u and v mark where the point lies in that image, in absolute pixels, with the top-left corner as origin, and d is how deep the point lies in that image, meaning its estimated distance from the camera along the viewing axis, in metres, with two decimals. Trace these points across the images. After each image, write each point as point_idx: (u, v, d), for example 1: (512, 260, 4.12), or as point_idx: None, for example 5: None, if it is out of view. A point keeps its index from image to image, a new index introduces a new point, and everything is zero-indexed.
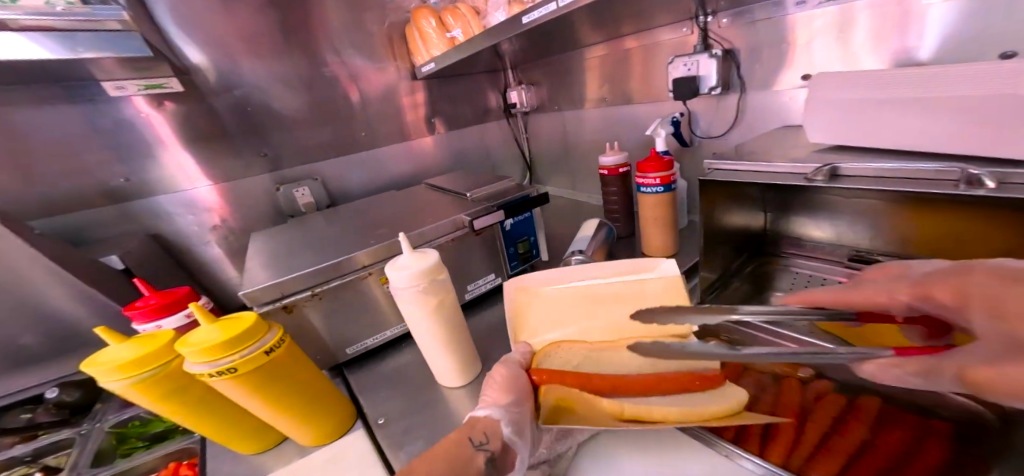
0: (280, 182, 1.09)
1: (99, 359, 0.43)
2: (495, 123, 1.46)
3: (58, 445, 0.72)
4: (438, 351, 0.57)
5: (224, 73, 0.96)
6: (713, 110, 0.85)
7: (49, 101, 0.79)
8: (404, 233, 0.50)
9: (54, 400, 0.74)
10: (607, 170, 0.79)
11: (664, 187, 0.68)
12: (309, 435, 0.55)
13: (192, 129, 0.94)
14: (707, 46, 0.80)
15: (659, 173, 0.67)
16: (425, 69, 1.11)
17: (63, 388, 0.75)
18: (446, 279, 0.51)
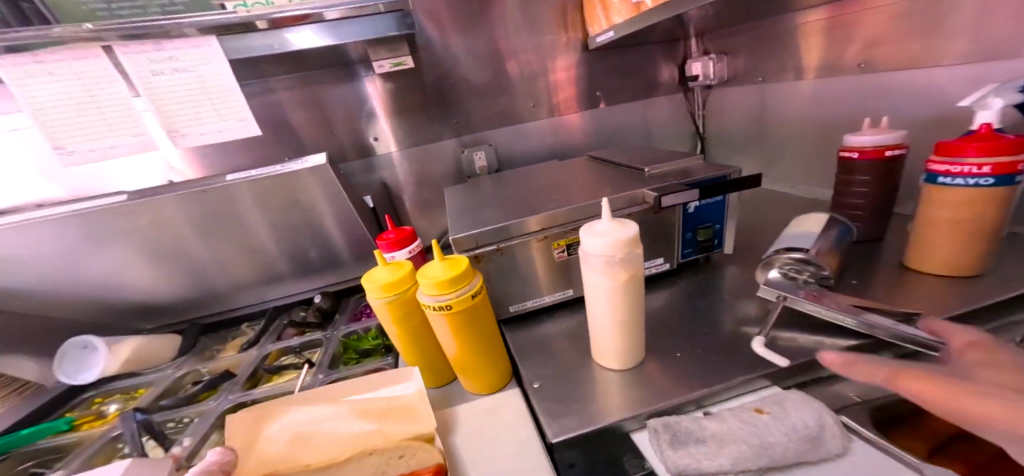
0: (463, 145, 1.24)
1: (371, 275, 0.57)
2: (665, 99, 1.31)
3: (311, 342, 0.95)
4: (609, 329, 0.56)
5: (434, 51, 1.13)
6: None
7: (333, 78, 1.08)
8: (603, 200, 0.50)
9: (318, 305, 1.05)
10: (859, 152, 0.69)
11: (996, 180, 0.51)
12: (474, 380, 0.62)
13: (408, 99, 1.15)
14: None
15: (989, 159, 0.50)
16: (599, 40, 1.07)
17: (323, 298, 1.06)
18: (637, 255, 0.49)
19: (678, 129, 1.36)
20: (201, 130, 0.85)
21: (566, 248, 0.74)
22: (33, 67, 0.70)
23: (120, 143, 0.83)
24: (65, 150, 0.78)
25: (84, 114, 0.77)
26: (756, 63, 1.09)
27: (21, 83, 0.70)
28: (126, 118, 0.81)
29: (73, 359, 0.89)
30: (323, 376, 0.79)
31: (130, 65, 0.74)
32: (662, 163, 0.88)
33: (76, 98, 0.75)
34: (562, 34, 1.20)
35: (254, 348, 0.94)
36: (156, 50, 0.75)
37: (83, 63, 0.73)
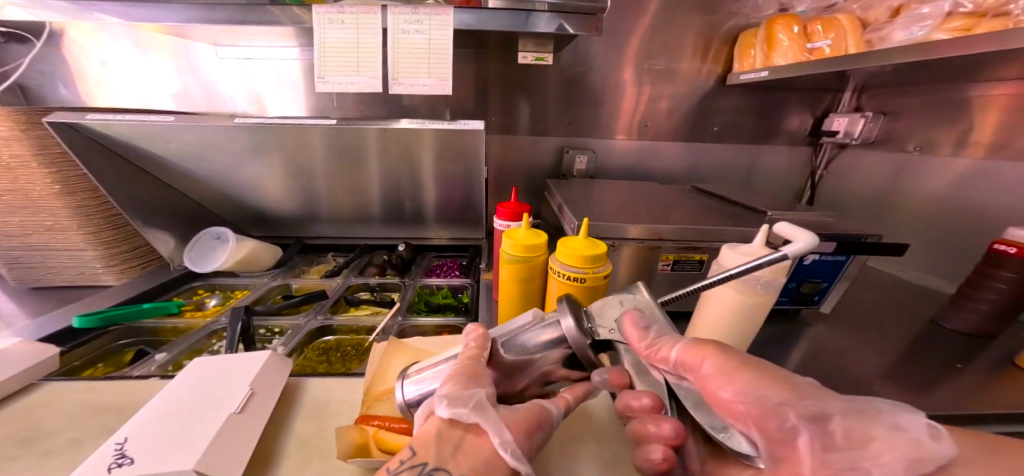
0: (568, 146, 1.28)
1: (513, 234, 0.58)
2: (784, 148, 1.26)
3: (387, 285, 1.03)
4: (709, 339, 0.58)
5: (577, 52, 1.17)
6: None
7: (477, 58, 1.17)
8: (761, 226, 0.54)
9: (400, 253, 1.13)
10: (1019, 248, 0.63)
11: None
12: None
13: (532, 89, 1.21)
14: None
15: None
16: (746, 77, 1.05)
17: (406, 248, 1.13)
18: (776, 283, 0.52)
19: (783, 181, 1.31)
20: (413, 82, 0.84)
21: (671, 262, 0.75)
22: (333, 16, 0.76)
23: (357, 81, 0.83)
24: (323, 80, 0.82)
25: (345, 54, 0.80)
26: (916, 130, 1.01)
27: (321, 24, 0.76)
28: (373, 63, 0.81)
29: (206, 247, 1.04)
30: (401, 319, 0.87)
31: (394, 21, 0.77)
32: (783, 212, 0.85)
33: (348, 40, 0.78)
34: (699, 63, 1.19)
35: (338, 279, 1.04)
36: (412, 12, 0.76)
37: (364, 17, 0.76)
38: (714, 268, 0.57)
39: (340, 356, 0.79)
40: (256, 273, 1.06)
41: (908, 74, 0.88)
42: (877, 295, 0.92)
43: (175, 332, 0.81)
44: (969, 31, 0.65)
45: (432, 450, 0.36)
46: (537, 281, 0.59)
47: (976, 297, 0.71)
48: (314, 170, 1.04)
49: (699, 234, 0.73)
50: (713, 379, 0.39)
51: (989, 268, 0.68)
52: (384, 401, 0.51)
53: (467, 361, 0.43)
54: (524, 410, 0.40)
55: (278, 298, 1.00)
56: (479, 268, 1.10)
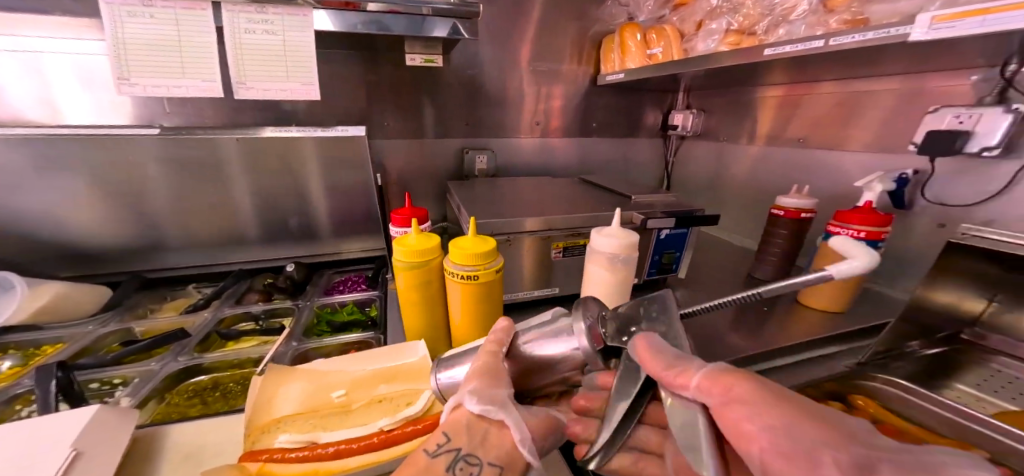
0: (466, 147, 1.30)
1: (403, 240, 0.57)
2: (646, 141, 1.49)
3: (276, 310, 0.93)
4: None
5: (464, 54, 1.19)
6: (962, 173, 0.76)
7: (357, 58, 1.11)
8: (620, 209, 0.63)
9: (287, 273, 1.01)
10: (784, 211, 0.87)
11: (865, 243, 0.71)
12: None
13: (422, 90, 1.20)
14: (1002, 99, 0.69)
15: (865, 227, 0.70)
16: (612, 78, 1.20)
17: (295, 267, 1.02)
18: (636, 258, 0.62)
19: (650, 169, 1.55)
20: (266, 86, 0.80)
21: (562, 249, 0.83)
22: (140, 9, 0.68)
23: (185, 85, 0.76)
24: (128, 81, 0.72)
25: (165, 53, 0.72)
26: (730, 122, 1.28)
27: (117, 17, 0.67)
28: (207, 65, 0.76)
29: None
30: (296, 343, 0.80)
31: (229, 20, 0.72)
32: (646, 195, 1.01)
33: (168, 38, 0.71)
34: (576, 66, 1.33)
35: (207, 311, 0.90)
36: (257, 11, 0.72)
37: (186, 14, 0.70)
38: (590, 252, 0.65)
39: (221, 395, 0.70)
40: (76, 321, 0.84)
41: (714, 76, 1.10)
42: (721, 257, 1.16)
43: None
44: (738, 44, 0.86)
45: (463, 440, 0.38)
46: (435, 285, 0.60)
47: (769, 251, 0.94)
48: (143, 180, 0.91)
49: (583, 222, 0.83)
50: (732, 408, 0.35)
51: (772, 227, 0.92)
52: (273, 430, 0.47)
53: (494, 358, 0.44)
54: (540, 413, 0.43)
55: (115, 346, 0.82)
56: (387, 279, 1.06)
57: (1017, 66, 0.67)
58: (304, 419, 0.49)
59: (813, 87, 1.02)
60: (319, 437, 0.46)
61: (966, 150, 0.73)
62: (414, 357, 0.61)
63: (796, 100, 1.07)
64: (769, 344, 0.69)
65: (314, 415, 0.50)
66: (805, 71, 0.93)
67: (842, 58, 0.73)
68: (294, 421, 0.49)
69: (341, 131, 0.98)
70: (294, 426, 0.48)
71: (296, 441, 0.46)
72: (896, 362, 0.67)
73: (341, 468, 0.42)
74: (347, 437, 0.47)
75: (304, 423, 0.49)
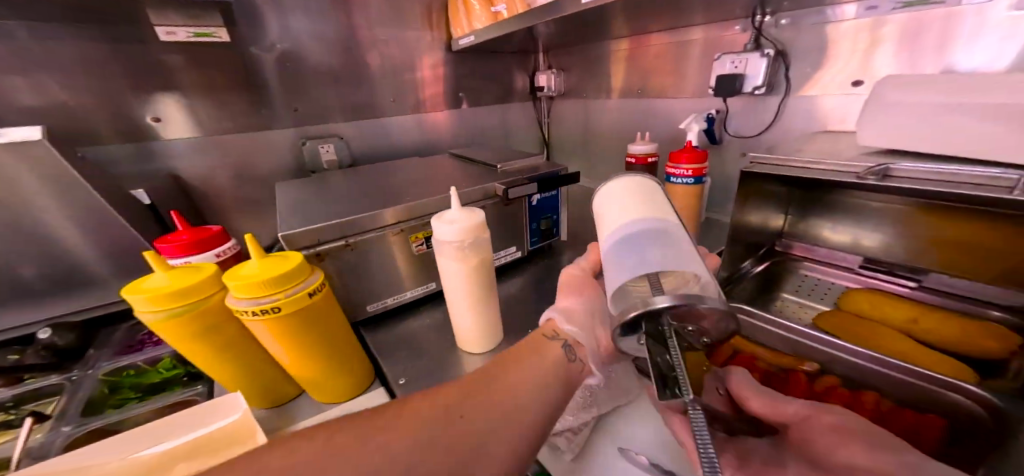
0: (306, 137, 1.08)
1: (142, 285, 0.41)
2: (518, 105, 1.44)
3: (35, 391, 0.66)
4: (464, 308, 0.60)
5: (269, 20, 0.95)
6: (750, 111, 0.88)
7: (97, 30, 0.79)
8: (453, 189, 0.54)
9: (44, 341, 0.69)
10: (635, 159, 0.90)
11: (693, 180, 0.76)
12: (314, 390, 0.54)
13: (223, 73, 0.93)
14: (757, 46, 0.80)
15: (691, 165, 0.75)
16: (462, 42, 1.12)
17: (53, 330, 0.70)
18: (485, 239, 0.56)
19: (529, 135, 1.52)
20: None
21: (425, 240, 0.71)
22: None
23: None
24: None
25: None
26: (588, 79, 1.29)
27: None
28: None
29: None
30: (69, 430, 0.58)
31: None
32: (514, 161, 0.97)
33: None
34: (426, 31, 1.18)
35: None
36: None
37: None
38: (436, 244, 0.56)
39: None
40: None
41: (558, 32, 1.08)
42: None
43: None
44: None
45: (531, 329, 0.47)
46: (230, 327, 0.46)
47: None
48: None
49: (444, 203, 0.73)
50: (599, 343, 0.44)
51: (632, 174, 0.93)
52: None
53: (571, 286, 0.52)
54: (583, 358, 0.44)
55: None
56: None
57: (761, 16, 0.77)
58: None
59: (647, 38, 1.05)
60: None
61: (745, 88, 0.84)
62: (236, 413, 0.48)
63: (633, 55, 1.11)
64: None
65: None
66: (633, 22, 0.95)
67: (654, 6, 0.74)
68: None
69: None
70: None
71: None
72: (740, 283, 0.74)
73: None
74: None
75: None
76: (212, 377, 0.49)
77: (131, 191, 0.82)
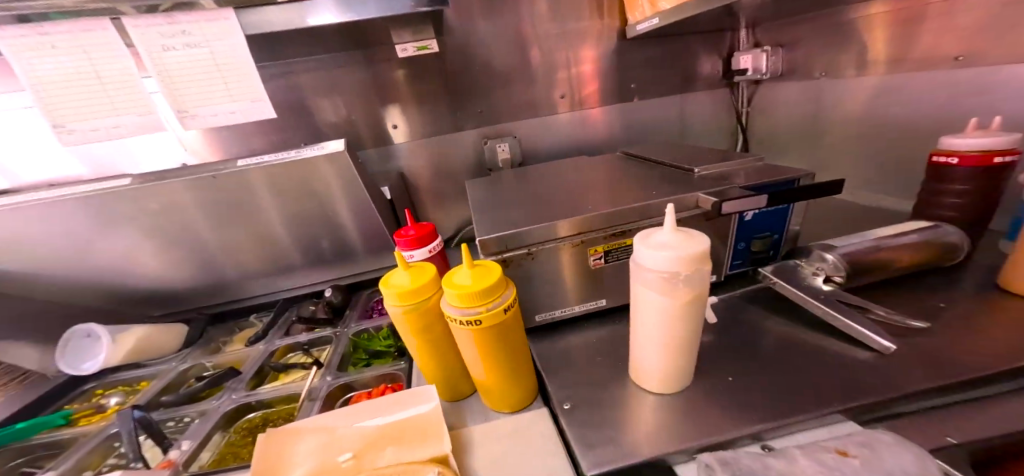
0: (487, 136, 1.16)
1: (390, 280, 0.47)
2: (707, 93, 1.21)
3: (318, 340, 0.93)
4: (656, 353, 0.47)
5: (465, 33, 1.05)
6: None
7: (355, 60, 1.02)
8: (670, 204, 0.40)
9: (328, 299, 1.02)
10: (958, 158, 0.60)
11: None
12: (491, 397, 0.54)
13: (425, 84, 1.08)
14: None
15: None
16: (639, 29, 0.98)
17: (332, 292, 1.02)
18: (707, 275, 0.40)
19: (716, 126, 1.26)
20: (212, 111, 0.75)
21: (603, 254, 0.63)
22: (39, 41, 0.62)
23: (125, 122, 0.73)
24: (66, 128, 0.69)
25: (83, 86, 0.67)
26: (821, 49, 0.96)
27: (18, 55, 0.61)
28: (132, 98, 0.72)
29: (78, 348, 0.90)
30: (331, 378, 0.77)
31: (140, 40, 0.65)
32: (714, 164, 0.78)
33: (90, 72, 0.67)
34: (599, 21, 1.09)
35: (260, 344, 0.94)
36: (164, 23, 0.65)
37: (86, 36, 0.64)
38: (631, 265, 0.43)
39: None
40: (163, 357, 0.95)
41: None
42: (832, 227, 0.87)
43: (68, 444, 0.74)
44: None
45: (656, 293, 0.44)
46: (439, 326, 0.50)
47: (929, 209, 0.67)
48: None
49: (636, 215, 0.61)
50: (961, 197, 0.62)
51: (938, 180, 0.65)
52: None
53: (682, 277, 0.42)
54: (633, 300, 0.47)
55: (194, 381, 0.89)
56: None
57: None
58: None
59: None
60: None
61: None
62: (428, 403, 0.52)
63: (916, 10, 0.75)
64: (896, 373, 0.49)
65: None
66: None
67: None
68: None
69: (316, 148, 0.86)
70: None
71: None
72: None
73: None
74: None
75: None
76: (418, 362, 0.55)
77: (381, 190, 1.05)
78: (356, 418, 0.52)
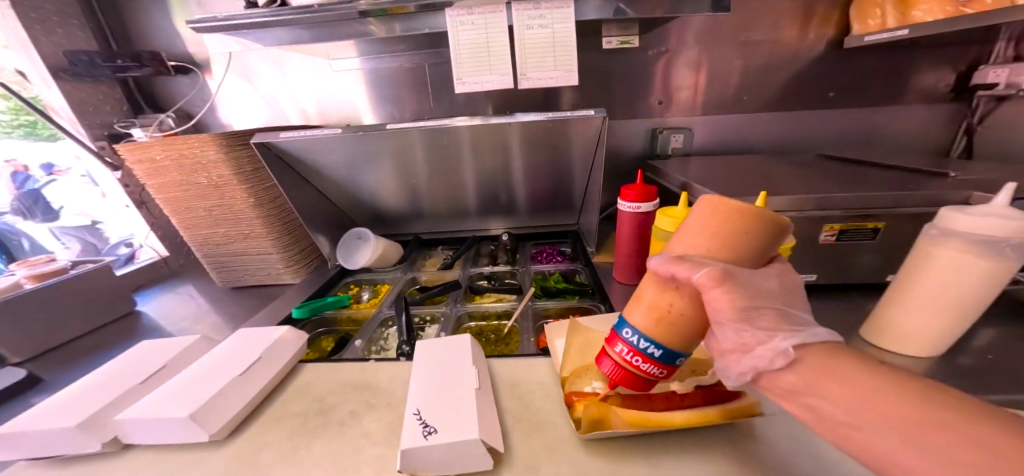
0: (660, 127, 1.25)
1: (671, 213, 0.61)
2: (913, 107, 1.15)
3: (502, 273, 1.12)
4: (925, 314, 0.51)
5: (670, 32, 1.14)
6: None
7: None
8: (1008, 181, 0.44)
9: (507, 243, 1.21)
10: None
11: None
12: None
13: (618, 73, 1.20)
14: None
15: None
16: (867, 40, 0.98)
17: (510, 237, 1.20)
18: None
19: (914, 141, 1.19)
20: (540, 75, 0.81)
21: (838, 233, 0.66)
22: (467, 19, 0.73)
23: (489, 79, 0.81)
24: (461, 81, 0.81)
25: (479, 53, 0.78)
26: None
27: (454, 28, 0.74)
28: (504, 60, 0.79)
29: (352, 246, 1.15)
30: (532, 303, 0.94)
31: (516, 17, 0.73)
32: (960, 170, 0.72)
33: (479, 42, 0.76)
34: (801, 28, 1.11)
35: (456, 271, 1.14)
36: (534, 8, 0.72)
37: (491, 17, 0.73)
38: (932, 233, 0.49)
39: (486, 341, 0.88)
40: (386, 267, 1.15)
41: None
42: None
43: (353, 322, 0.94)
44: None
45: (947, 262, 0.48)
46: None
47: None
48: None
49: (880, 202, 0.63)
50: None
51: None
52: (585, 376, 0.52)
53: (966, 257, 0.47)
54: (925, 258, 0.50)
55: (413, 290, 1.07)
56: (587, 252, 1.15)
57: None
58: (602, 369, 0.53)
59: None
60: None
61: None
62: None
63: None
64: None
65: (606, 365, 0.53)
66: None
67: None
68: (599, 378, 0.51)
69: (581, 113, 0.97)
70: (605, 386, 0.50)
71: (624, 391, 0.49)
72: None
73: (673, 422, 0.45)
74: (651, 392, 0.48)
75: (608, 373, 0.52)
76: None
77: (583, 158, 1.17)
78: (605, 326, 0.63)
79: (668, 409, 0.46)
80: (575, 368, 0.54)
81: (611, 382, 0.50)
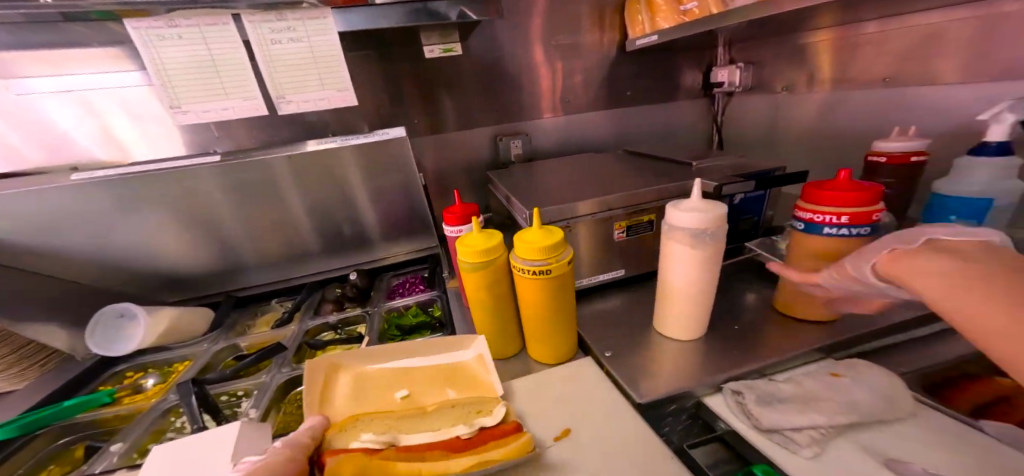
0: (499, 133, 1.27)
1: (468, 240, 0.59)
2: (689, 101, 1.40)
3: (349, 319, 0.99)
4: (685, 296, 0.58)
5: (486, 39, 1.15)
6: None
7: (382, 58, 1.09)
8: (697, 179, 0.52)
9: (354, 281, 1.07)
10: (887, 157, 0.76)
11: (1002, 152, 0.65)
12: (541, 351, 0.65)
13: (445, 82, 1.17)
14: None
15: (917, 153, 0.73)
16: (637, 43, 1.13)
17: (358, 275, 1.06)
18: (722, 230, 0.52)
19: (695, 129, 1.45)
20: (304, 97, 0.83)
21: (626, 229, 0.74)
22: (169, 32, 0.69)
23: (228, 104, 0.80)
24: (181, 109, 0.77)
25: (202, 74, 0.75)
26: (784, 71, 1.17)
27: (149, 42, 0.69)
28: (241, 82, 0.79)
29: (111, 330, 0.87)
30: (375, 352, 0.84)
31: (254, 33, 0.72)
32: (710, 159, 0.88)
33: (198, 59, 0.73)
34: (597, 35, 1.24)
35: (294, 324, 0.96)
36: (278, 20, 0.72)
37: (211, 29, 0.71)
38: (667, 228, 0.55)
39: None
40: (191, 340, 0.92)
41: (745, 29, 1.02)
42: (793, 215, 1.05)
43: (120, 419, 0.70)
44: None
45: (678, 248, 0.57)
46: (504, 282, 0.61)
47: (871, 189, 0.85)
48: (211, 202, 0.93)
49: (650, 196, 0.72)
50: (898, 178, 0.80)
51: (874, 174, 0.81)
52: (354, 429, 0.48)
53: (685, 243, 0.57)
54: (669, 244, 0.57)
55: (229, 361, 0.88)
56: (443, 277, 1.09)
57: None
58: (385, 422, 0.49)
59: (865, 29, 0.93)
60: (398, 438, 0.47)
61: None
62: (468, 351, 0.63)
63: (852, 42, 0.97)
64: (860, 319, 0.64)
65: (386, 416, 0.51)
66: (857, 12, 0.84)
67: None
68: (374, 430, 0.48)
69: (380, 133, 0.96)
70: (375, 437, 0.47)
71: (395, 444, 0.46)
72: None
73: (449, 469, 0.42)
74: (430, 442, 0.46)
75: (388, 425, 0.49)
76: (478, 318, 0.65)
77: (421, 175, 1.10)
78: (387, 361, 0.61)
79: (444, 450, 0.44)
80: (354, 422, 0.50)
81: (385, 433, 0.48)
